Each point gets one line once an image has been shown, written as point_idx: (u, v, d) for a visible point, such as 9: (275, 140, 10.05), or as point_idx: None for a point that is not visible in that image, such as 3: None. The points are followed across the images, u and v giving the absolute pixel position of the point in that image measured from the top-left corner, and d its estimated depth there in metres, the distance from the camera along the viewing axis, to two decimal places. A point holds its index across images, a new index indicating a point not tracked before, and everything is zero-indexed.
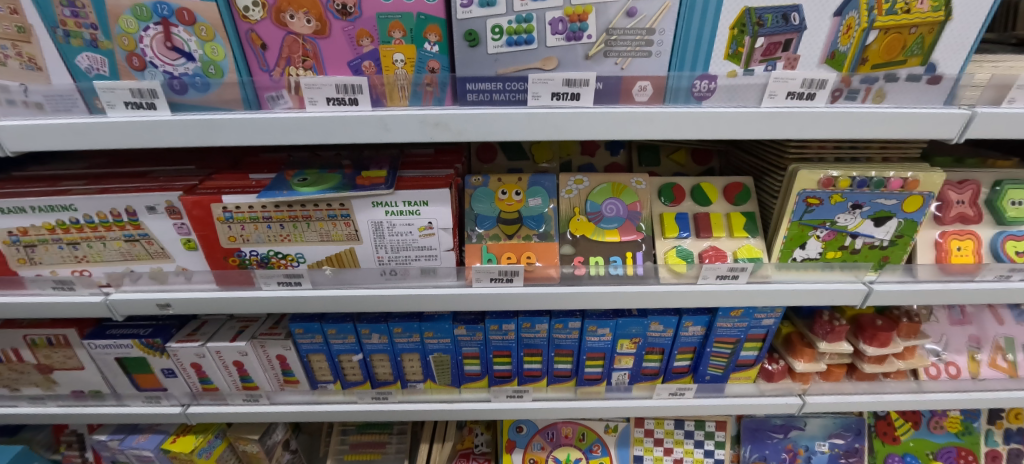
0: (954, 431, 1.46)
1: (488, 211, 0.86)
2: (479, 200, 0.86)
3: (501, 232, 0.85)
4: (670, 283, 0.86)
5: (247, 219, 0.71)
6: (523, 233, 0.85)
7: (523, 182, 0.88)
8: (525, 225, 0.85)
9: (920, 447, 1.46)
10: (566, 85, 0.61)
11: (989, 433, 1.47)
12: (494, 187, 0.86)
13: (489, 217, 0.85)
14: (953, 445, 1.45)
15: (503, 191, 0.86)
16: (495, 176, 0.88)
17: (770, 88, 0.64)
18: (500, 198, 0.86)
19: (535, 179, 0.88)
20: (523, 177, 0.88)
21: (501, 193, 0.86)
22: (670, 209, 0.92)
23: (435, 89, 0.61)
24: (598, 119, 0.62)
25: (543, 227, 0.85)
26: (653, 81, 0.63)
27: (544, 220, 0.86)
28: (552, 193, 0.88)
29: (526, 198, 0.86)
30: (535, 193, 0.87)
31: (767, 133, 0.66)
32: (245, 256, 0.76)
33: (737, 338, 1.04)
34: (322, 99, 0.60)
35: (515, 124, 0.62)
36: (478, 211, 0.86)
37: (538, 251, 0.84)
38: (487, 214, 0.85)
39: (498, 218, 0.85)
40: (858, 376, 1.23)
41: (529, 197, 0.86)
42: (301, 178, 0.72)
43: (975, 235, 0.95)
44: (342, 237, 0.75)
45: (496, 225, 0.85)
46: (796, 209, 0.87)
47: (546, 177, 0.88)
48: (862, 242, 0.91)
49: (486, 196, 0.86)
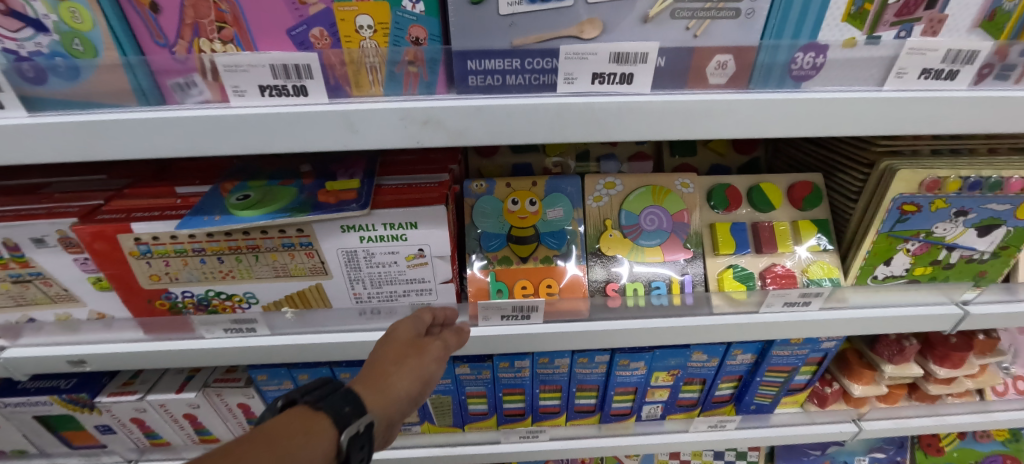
0: (1000, 439, 1.33)
1: (495, 227, 0.67)
2: (483, 213, 0.67)
3: (513, 253, 0.67)
4: (725, 313, 0.69)
5: (171, 253, 0.52)
6: (541, 253, 0.68)
7: (538, 188, 0.68)
8: (542, 243, 0.67)
9: (964, 458, 1.33)
10: (614, 61, 0.41)
11: None
12: (502, 195, 0.68)
13: (497, 235, 0.67)
14: (998, 453, 1.33)
15: (514, 200, 0.67)
16: (504, 179, 0.68)
17: (900, 63, 0.46)
18: (511, 210, 0.67)
19: (554, 181, 0.68)
20: (539, 181, 0.68)
21: (511, 204, 0.67)
22: (722, 218, 0.73)
23: (420, 69, 0.41)
24: (656, 110, 0.43)
25: (566, 246, 0.67)
26: (738, 54, 0.43)
27: (566, 237, 0.68)
28: (576, 201, 0.69)
29: (543, 209, 0.68)
30: (555, 202, 0.68)
31: (880, 127, 0.49)
32: (176, 298, 0.57)
33: (793, 366, 0.87)
34: (252, 87, 0.40)
35: (538, 120, 0.43)
36: (482, 228, 0.67)
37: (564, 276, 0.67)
38: (494, 230, 0.67)
39: (508, 236, 0.67)
40: (919, 396, 1.06)
41: (547, 207, 0.68)
42: (241, 194, 0.52)
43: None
44: (304, 270, 0.56)
45: (506, 245, 0.67)
46: (887, 218, 0.68)
47: (568, 180, 0.69)
48: (959, 256, 0.75)
49: (492, 207, 0.67)
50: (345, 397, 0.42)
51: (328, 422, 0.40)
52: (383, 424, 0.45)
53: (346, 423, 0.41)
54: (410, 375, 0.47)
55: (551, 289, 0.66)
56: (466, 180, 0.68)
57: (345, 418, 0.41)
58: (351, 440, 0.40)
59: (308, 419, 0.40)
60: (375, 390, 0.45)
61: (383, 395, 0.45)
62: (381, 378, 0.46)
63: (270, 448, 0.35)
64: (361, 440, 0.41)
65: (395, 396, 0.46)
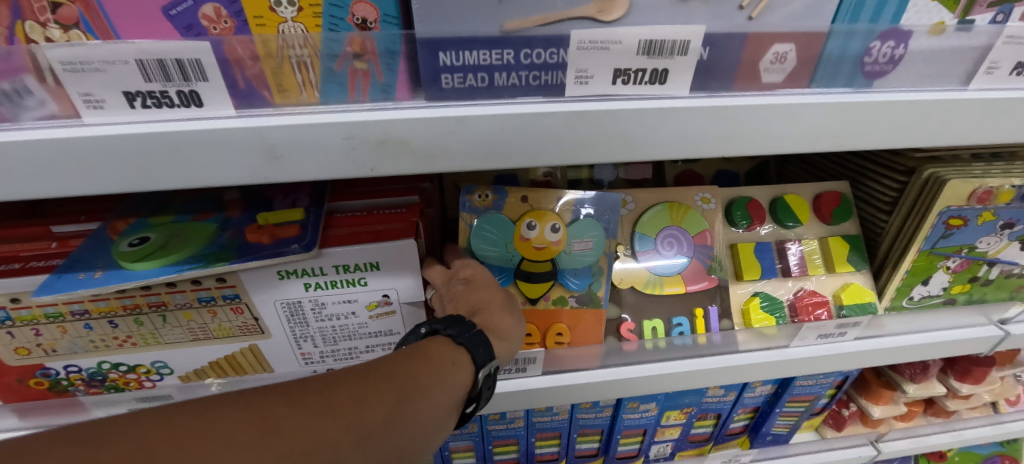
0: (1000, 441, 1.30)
1: (503, 259, 0.54)
2: (488, 239, 0.53)
3: (520, 293, 0.54)
4: (753, 349, 0.60)
5: (39, 318, 0.39)
6: (555, 293, 0.55)
7: (561, 208, 0.55)
8: (558, 281, 0.55)
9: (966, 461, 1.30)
10: (644, 52, 0.30)
11: None
12: (517, 215, 0.54)
13: (502, 270, 0.54)
14: (997, 454, 1.31)
15: (531, 224, 0.53)
16: (519, 192, 0.55)
17: (994, 56, 0.36)
18: (524, 235, 0.54)
19: (581, 199, 0.55)
20: (563, 198, 0.55)
21: (526, 228, 0.54)
22: (744, 237, 0.63)
23: (371, 65, 0.29)
24: (696, 119, 0.32)
25: (587, 287, 0.56)
26: (801, 43, 0.33)
27: (590, 276, 0.56)
28: (609, 229, 0.56)
29: (567, 239, 0.55)
30: (583, 230, 0.55)
31: (962, 135, 0.39)
32: (57, 375, 0.43)
33: (816, 394, 0.79)
34: (118, 94, 0.27)
35: (540, 134, 0.31)
36: (484, 258, 0.54)
37: (582, 322, 0.56)
38: (500, 263, 0.54)
39: (518, 272, 0.54)
40: (934, 411, 0.99)
41: (572, 237, 0.55)
42: (137, 238, 0.39)
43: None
44: (231, 331, 0.43)
45: (513, 281, 0.54)
46: (931, 234, 0.59)
47: (601, 201, 0.55)
48: (999, 271, 0.66)
49: (501, 230, 0.54)
50: (479, 336, 0.37)
51: (467, 357, 0.36)
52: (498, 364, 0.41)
53: (483, 363, 0.37)
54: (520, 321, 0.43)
55: (562, 339, 0.55)
56: (467, 190, 0.54)
57: (482, 359, 0.36)
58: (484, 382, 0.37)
59: (451, 348, 0.36)
60: (495, 336, 0.40)
61: (504, 343, 0.40)
62: (496, 322, 0.41)
63: (428, 371, 0.33)
64: (489, 380, 0.38)
65: (513, 339, 0.41)
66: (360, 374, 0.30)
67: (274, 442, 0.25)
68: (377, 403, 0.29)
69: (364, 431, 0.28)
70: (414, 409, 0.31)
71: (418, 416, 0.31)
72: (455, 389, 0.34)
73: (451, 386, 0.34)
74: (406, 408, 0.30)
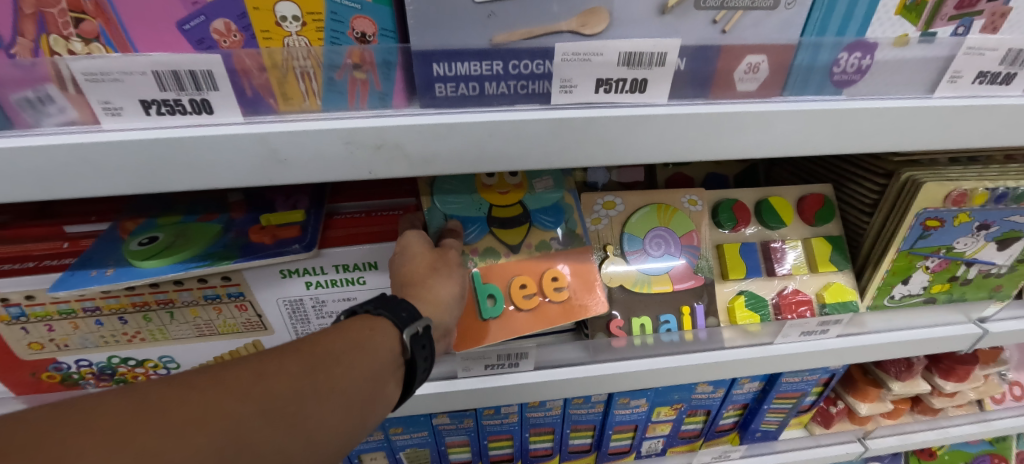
0: (988, 439, 1.32)
1: (470, 208, 0.50)
2: (449, 191, 0.49)
3: (498, 242, 0.50)
4: (739, 346, 0.62)
5: (52, 315, 0.40)
6: (537, 238, 0.52)
7: None
8: (535, 223, 0.51)
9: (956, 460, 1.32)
10: (623, 64, 0.32)
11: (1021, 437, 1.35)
12: None
13: (472, 218, 0.50)
14: (987, 453, 1.33)
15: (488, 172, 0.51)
16: None
17: (956, 66, 0.38)
18: (485, 184, 0.51)
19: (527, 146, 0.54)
20: None
21: (485, 176, 0.51)
22: (730, 238, 0.65)
23: (369, 75, 0.31)
24: (674, 126, 0.35)
25: (562, 222, 0.52)
26: (773, 54, 0.35)
27: (563, 213, 0.52)
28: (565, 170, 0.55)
29: (528, 181, 0.52)
30: (539, 170, 0.53)
31: (930, 140, 0.41)
32: (68, 369, 0.45)
33: (803, 391, 0.81)
34: (134, 103, 0.29)
35: (528, 140, 0.33)
36: (451, 210, 0.49)
37: (573, 263, 0.51)
38: (469, 213, 0.50)
39: (490, 219, 0.50)
40: (921, 409, 1.01)
41: (532, 178, 0.52)
42: (145, 237, 0.41)
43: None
44: (235, 327, 0.45)
45: (486, 233, 0.50)
46: (909, 234, 0.61)
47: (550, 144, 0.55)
48: (978, 270, 0.69)
49: (461, 181, 0.50)
50: (399, 301, 0.38)
51: (389, 322, 0.37)
52: (441, 329, 0.41)
53: (407, 324, 0.37)
54: (452, 282, 0.42)
55: (559, 286, 0.50)
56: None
57: (405, 320, 0.37)
58: (415, 340, 0.37)
59: (371, 319, 0.37)
60: (425, 300, 0.40)
61: (436, 306, 0.40)
62: (424, 286, 0.40)
63: (343, 340, 0.34)
64: (424, 342, 0.38)
65: (445, 301, 0.41)
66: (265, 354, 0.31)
67: (172, 417, 0.25)
68: (285, 374, 0.30)
69: (270, 399, 0.29)
70: (325, 376, 0.31)
71: (333, 383, 0.32)
72: (376, 354, 0.35)
73: (370, 352, 0.35)
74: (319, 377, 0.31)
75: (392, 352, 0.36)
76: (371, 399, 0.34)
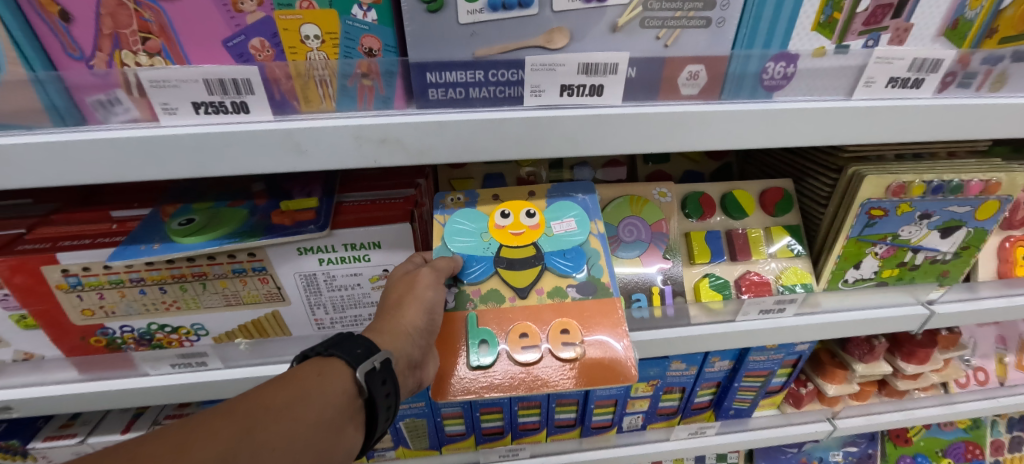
0: (963, 427, 1.39)
1: (478, 248, 0.55)
2: (462, 233, 0.55)
3: (504, 283, 0.53)
4: (702, 323, 0.69)
5: (105, 284, 0.47)
6: (550, 284, 0.54)
7: (535, 200, 0.59)
8: (547, 267, 0.54)
9: (930, 446, 1.39)
10: (582, 72, 0.39)
11: (994, 424, 1.41)
12: (490, 210, 0.57)
13: (480, 258, 0.54)
14: (961, 440, 1.39)
15: (505, 212, 0.57)
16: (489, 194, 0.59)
17: (869, 73, 0.45)
18: (499, 224, 0.56)
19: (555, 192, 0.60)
20: (536, 192, 0.60)
21: (500, 217, 0.57)
22: (697, 227, 0.73)
23: (375, 82, 0.38)
24: (627, 124, 0.42)
25: (577, 269, 0.54)
26: (709, 64, 0.42)
27: (579, 259, 0.55)
28: (592, 213, 0.59)
29: (546, 225, 0.57)
30: (559, 215, 0.57)
31: (852, 137, 0.48)
32: (114, 334, 0.52)
33: (770, 370, 0.88)
34: (185, 104, 0.36)
35: (504, 135, 0.40)
36: (459, 247, 0.54)
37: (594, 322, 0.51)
38: (476, 252, 0.55)
39: (497, 259, 0.54)
40: (887, 392, 1.09)
41: (551, 222, 0.57)
42: (183, 219, 0.48)
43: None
44: (258, 297, 0.52)
45: (495, 272, 0.54)
46: (856, 223, 0.68)
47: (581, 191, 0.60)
48: (924, 257, 0.76)
49: (477, 222, 0.56)
50: (356, 340, 0.43)
51: (340, 363, 0.42)
52: (407, 362, 0.46)
53: (359, 363, 0.42)
54: (416, 308, 0.47)
55: (568, 339, 0.50)
56: (440, 195, 0.59)
57: (358, 358, 0.42)
58: (367, 376, 0.42)
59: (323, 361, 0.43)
60: (383, 333, 0.45)
61: (393, 338, 0.45)
62: (386, 320, 0.46)
63: (289, 389, 0.39)
64: (380, 375, 0.43)
65: (406, 332, 0.46)
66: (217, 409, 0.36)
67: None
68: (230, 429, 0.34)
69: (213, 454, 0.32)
70: (269, 425, 0.36)
71: (277, 431, 0.36)
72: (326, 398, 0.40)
73: (317, 397, 0.40)
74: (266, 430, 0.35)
75: (340, 393, 0.41)
76: (324, 439, 0.39)
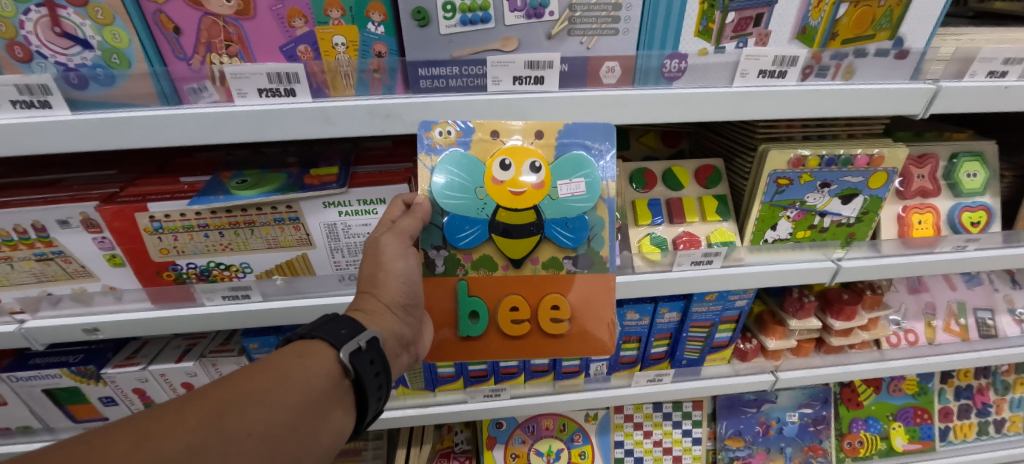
0: (911, 392, 1.43)
1: (473, 208, 0.61)
2: (459, 189, 0.60)
3: (497, 252, 0.62)
4: (645, 272, 0.85)
5: (180, 228, 0.64)
6: (545, 255, 0.64)
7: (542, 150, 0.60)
8: (542, 237, 0.62)
9: (880, 410, 1.43)
10: (528, 67, 0.56)
11: (942, 392, 1.45)
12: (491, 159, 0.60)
13: (475, 222, 0.61)
14: (910, 405, 1.44)
15: (504, 166, 0.59)
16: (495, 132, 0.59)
17: (742, 66, 0.62)
18: (497, 180, 0.60)
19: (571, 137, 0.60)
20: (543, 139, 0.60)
21: (500, 171, 0.60)
22: (642, 196, 0.89)
23: (382, 75, 0.55)
24: (562, 104, 0.58)
25: (573, 242, 0.63)
26: (621, 61, 0.58)
27: (576, 230, 0.62)
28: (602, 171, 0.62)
29: (550, 188, 0.61)
30: (564, 174, 0.61)
31: (736, 114, 0.64)
32: (182, 269, 0.68)
33: (712, 321, 1.04)
34: (252, 90, 0.53)
35: (474, 111, 0.58)
36: (455, 207, 0.61)
37: (579, 303, 0.65)
38: (472, 214, 0.61)
39: (494, 225, 0.61)
40: (826, 349, 1.25)
41: (557, 185, 0.61)
42: (239, 180, 0.64)
43: (987, 207, 0.99)
44: (292, 242, 0.68)
45: (491, 239, 0.62)
46: (767, 190, 0.86)
47: (600, 137, 0.60)
48: (830, 220, 0.92)
49: (474, 177, 0.60)
50: (343, 321, 0.54)
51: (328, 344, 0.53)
52: (393, 337, 0.57)
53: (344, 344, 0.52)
54: (393, 289, 0.58)
55: (556, 316, 0.65)
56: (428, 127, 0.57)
57: (343, 338, 0.53)
58: (350, 354, 0.52)
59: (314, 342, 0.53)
60: (368, 315, 0.56)
61: (377, 319, 0.56)
62: (369, 302, 0.57)
63: (287, 366, 0.49)
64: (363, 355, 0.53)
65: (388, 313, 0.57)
66: (211, 390, 0.45)
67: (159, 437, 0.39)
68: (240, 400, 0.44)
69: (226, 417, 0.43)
70: (270, 396, 0.46)
71: (277, 400, 0.46)
72: (317, 373, 0.50)
73: (308, 374, 0.50)
74: (253, 411, 0.44)
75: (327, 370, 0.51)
76: (315, 410, 0.49)
